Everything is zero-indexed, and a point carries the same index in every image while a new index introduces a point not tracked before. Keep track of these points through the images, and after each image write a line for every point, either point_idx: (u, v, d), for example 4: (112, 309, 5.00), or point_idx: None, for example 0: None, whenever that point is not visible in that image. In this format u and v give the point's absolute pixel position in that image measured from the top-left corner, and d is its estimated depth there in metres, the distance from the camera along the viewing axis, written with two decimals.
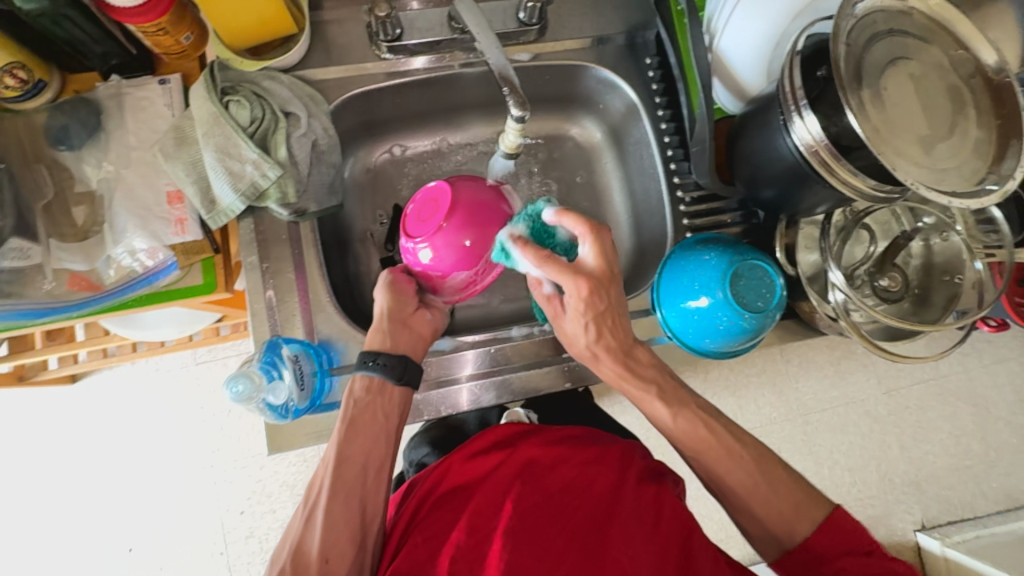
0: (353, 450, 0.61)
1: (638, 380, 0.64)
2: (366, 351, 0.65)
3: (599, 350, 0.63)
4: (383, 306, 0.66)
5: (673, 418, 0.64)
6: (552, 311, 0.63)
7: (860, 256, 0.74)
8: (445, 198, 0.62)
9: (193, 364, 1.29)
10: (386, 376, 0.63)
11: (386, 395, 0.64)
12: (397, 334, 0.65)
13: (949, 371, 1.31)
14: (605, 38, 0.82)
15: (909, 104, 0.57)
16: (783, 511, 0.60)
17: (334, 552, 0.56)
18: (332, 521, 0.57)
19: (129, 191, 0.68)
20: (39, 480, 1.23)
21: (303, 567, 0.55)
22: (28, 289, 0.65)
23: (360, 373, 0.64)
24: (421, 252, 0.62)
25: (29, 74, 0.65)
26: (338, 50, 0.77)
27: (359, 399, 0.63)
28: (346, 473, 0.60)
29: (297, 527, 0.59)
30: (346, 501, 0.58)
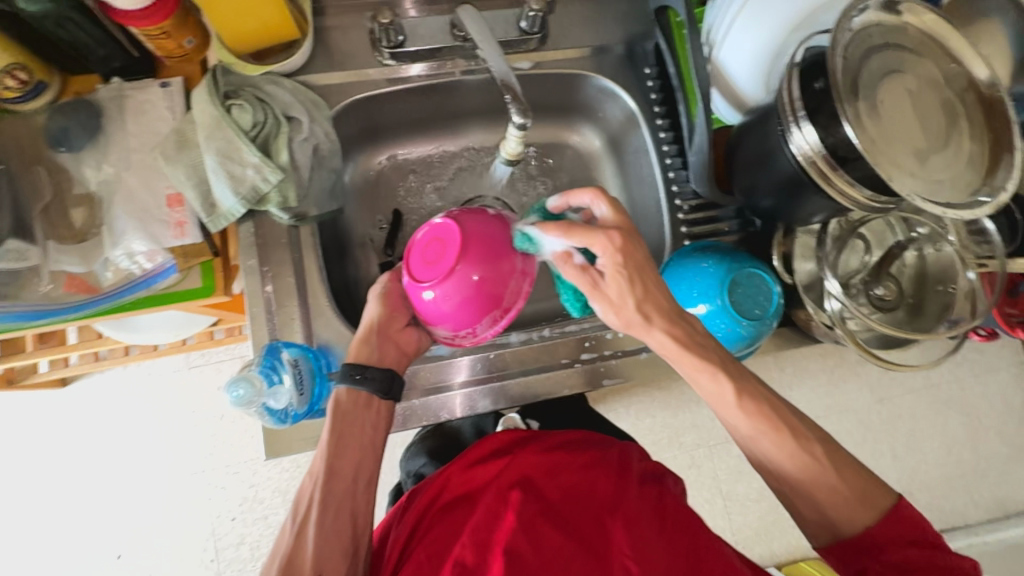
0: (342, 463, 0.61)
1: (699, 359, 0.60)
2: (353, 363, 0.63)
3: (651, 313, 0.59)
4: (371, 317, 0.65)
5: (738, 400, 0.60)
6: (589, 283, 0.58)
7: (856, 265, 0.74)
8: (451, 237, 0.58)
9: (187, 368, 1.27)
10: (375, 391, 0.63)
11: (374, 410, 0.64)
12: (383, 349, 0.65)
13: (941, 381, 1.32)
14: (604, 48, 0.83)
15: (904, 116, 0.58)
16: (848, 498, 0.57)
17: (327, 564, 0.55)
18: (324, 535, 0.56)
19: (129, 194, 0.68)
20: (26, 487, 1.21)
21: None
22: (24, 291, 0.65)
23: (344, 385, 0.62)
24: (430, 298, 0.58)
25: (29, 75, 0.65)
26: (340, 56, 0.77)
27: (344, 410, 0.62)
28: (337, 484, 0.60)
29: (287, 540, 0.57)
30: (338, 514, 0.58)
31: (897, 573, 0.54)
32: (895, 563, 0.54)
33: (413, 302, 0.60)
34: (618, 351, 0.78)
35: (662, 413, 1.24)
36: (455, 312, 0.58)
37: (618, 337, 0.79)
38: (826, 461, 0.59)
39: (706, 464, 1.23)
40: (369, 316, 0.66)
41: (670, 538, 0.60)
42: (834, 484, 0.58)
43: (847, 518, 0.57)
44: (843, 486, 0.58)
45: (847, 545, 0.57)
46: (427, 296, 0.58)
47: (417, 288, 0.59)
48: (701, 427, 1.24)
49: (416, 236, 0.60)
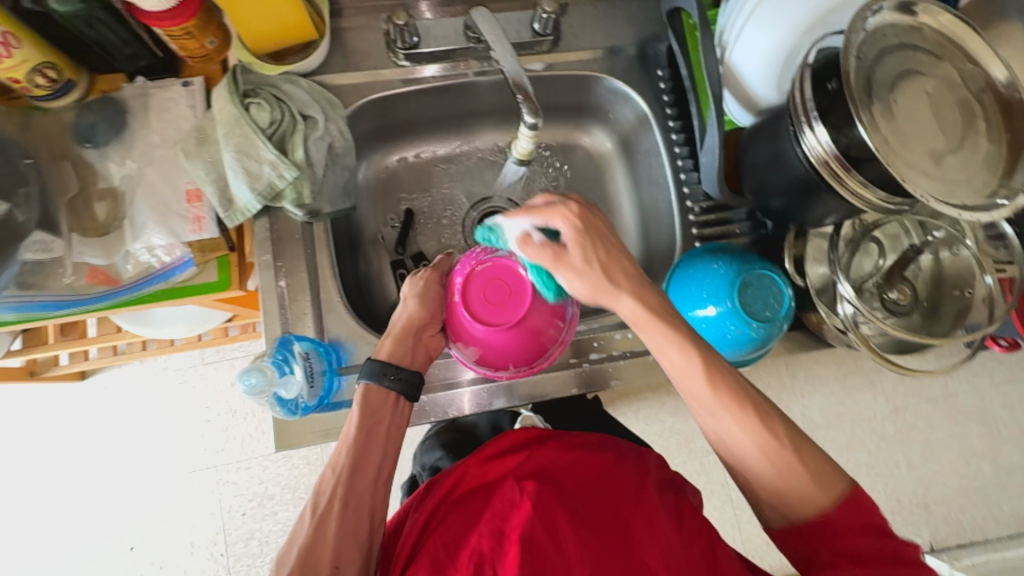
0: (366, 461, 0.63)
1: (670, 335, 0.60)
2: (388, 362, 0.65)
3: (614, 279, 0.61)
4: (409, 317, 0.68)
5: (711, 388, 0.60)
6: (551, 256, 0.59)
7: (868, 269, 0.73)
8: (516, 284, 0.62)
9: (201, 363, 1.30)
10: (400, 393, 0.65)
11: (398, 410, 0.66)
12: (415, 351, 0.68)
13: (959, 391, 1.29)
14: (617, 50, 0.84)
15: (918, 117, 0.58)
16: (804, 483, 0.57)
17: (345, 556, 0.57)
18: (346, 528, 0.58)
19: (150, 189, 0.70)
20: (45, 476, 1.24)
21: (314, 569, 0.55)
22: (49, 280, 0.67)
23: (373, 381, 0.64)
24: (478, 331, 0.62)
25: (59, 73, 0.68)
26: (356, 56, 0.79)
27: (372, 405, 0.64)
28: (359, 482, 0.61)
29: (307, 530, 0.58)
30: (359, 509, 0.60)
31: (850, 558, 0.53)
32: (846, 551, 0.54)
33: (462, 333, 0.64)
34: (627, 352, 0.78)
35: (672, 417, 1.23)
36: (504, 355, 0.63)
37: (627, 338, 0.79)
38: (787, 444, 0.58)
39: (716, 470, 1.22)
40: (404, 314, 0.68)
41: (688, 546, 0.60)
42: (807, 458, 0.58)
43: (806, 495, 0.57)
44: (801, 463, 0.57)
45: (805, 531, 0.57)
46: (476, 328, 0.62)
47: (470, 324, 0.63)
48: None
49: (477, 271, 0.63)
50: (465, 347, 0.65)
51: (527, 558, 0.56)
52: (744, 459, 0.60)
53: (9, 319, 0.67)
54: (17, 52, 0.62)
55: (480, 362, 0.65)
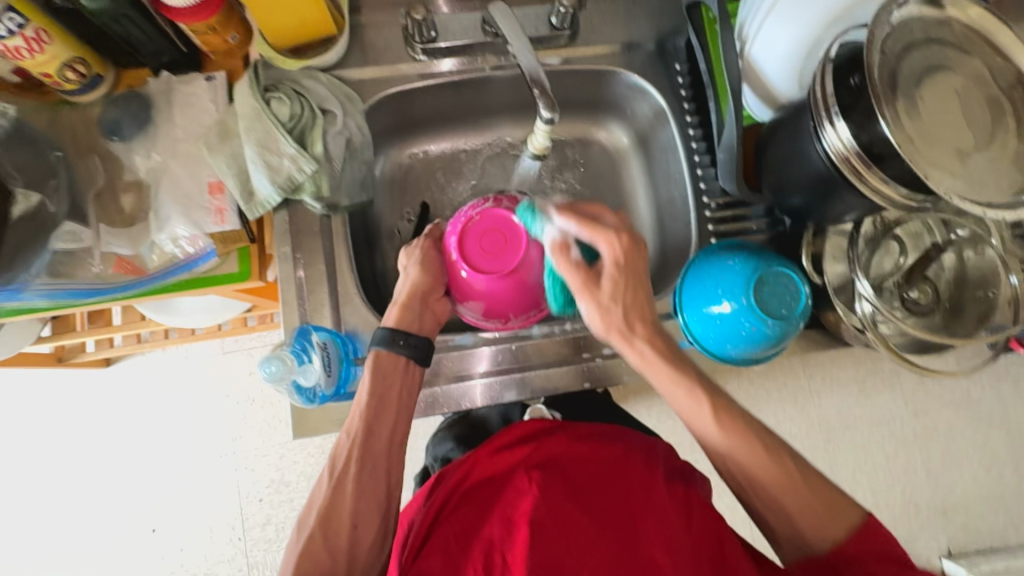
0: (380, 424, 0.64)
1: (676, 372, 0.63)
2: (397, 328, 0.66)
3: (633, 323, 0.63)
4: (413, 284, 0.68)
5: (720, 429, 0.62)
6: (579, 281, 0.61)
7: (889, 268, 0.72)
8: (513, 234, 0.63)
9: (221, 352, 1.33)
10: (411, 357, 0.66)
11: (409, 374, 0.66)
12: (422, 318, 0.68)
13: (982, 395, 1.27)
14: (635, 44, 0.83)
15: (945, 113, 0.56)
16: (818, 512, 0.60)
17: (362, 518, 0.60)
18: (361, 491, 0.60)
19: (174, 181, 0.72)
20: (72, 458, 1.28)
21: (335, 530, 0.58)
22: (78, 270, 0.69)
23: (385, 348, 0.65)
24: (478, 283, 0.64)
25: (88, 68, 0.70)
26: (375, 51, 0.79)
27: (384, 368, 0.65)
28: (374, 445, 0.63)
29: (326, 491, 0.60)
30: (374, 472, 0.62)
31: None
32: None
33: (463, 286, 0.66)
34: None
35: None
36: (506, 302, 0.65)
37: None
38: (798, 476, 0.61)
39: None
40: (408, 282, 0.68)
41: (698, 535, 0.62)
42: (823, 495, 0.61)
43: (824, 525, 0.60)
44: (816, 499, 0.60)
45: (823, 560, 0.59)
46: (475, 281, 0.64)
47: (471, 276, 0.64)
48: None
49: (470, 225, 0.64)
50: (464, 300, 0.67)
51: (537, 546, 0.57)
52: (751, 474, 0.62)
53: (40, 306, 0.69)
54: (48, 48, 0.64)
55: (484, 312, 0.67)
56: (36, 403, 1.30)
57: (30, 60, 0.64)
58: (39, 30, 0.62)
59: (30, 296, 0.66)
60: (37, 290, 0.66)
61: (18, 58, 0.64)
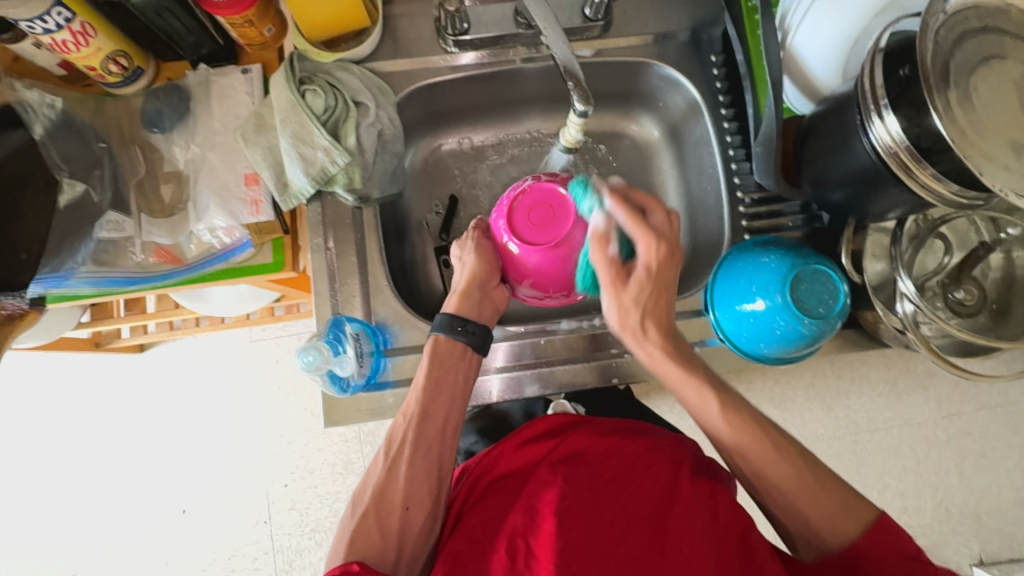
0: (434, 408, 0.65)
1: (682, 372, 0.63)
2: (455, 315, 0.67)
3: (649, 329, 0.62)
4: (471, 274, 0.68)
5: (723, 414, 0.62)
6: (613, 279, 0.60)
7: (932, 267, 0.69)
8: (560, 205, 0.62)
9: (250, 340, 1.36)
10: (469, 345, 0.67)
11: (466, 360, 0.67)
12: (482, 306, 0.69)
13: (1020, 399, 1.22)
14: (668, 35, 0.81)
15: (1003, 104, 0.54)
16: (831, 512, 0.59)
17: (414, 501, 0.61)
18: (414, 473, 0.62)
19: (212, 173, 0.73)
20: (109, 440, 1.33)
21: (388, 510, 0.60)
22: (121, 259, 0.71)
23: (445, 334, 0.67)
24: (533, 259, 0.62)
25: (130, 61, 0.71)
26: (406, 43, 0.79)
27: (441, 354, 0.66)
28: (428, 428, 0.64)
29: (380, 472, 0.63)
30: (427, 455, 0.63)
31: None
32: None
33: (512, 263, 0.64)
34: None
35: None
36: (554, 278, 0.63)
37: None
38: (806, 472, 0.61)
39: None
40: (465, 272, 0.68)
41: (724, 529, 0.60)
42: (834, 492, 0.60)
43: (839, 523, 0.59)
44: (830, 499, 0.60)
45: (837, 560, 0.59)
46: (530, 257, 0.62)
47: (519, 251, 0.62)
48: None
49: (514, 205, 0.63)
50: (520, 280, 0.65)
51: (561, 533, 0.57)
52: (751, 461, 0.62)
53: (85, 293, 0.71)
54: (93, 41, 0.66)
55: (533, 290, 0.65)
56: (75, 386, 1.35)
57: (77, 53, 0.66)
58: (85, 24, 0.63)
59: (75, 284, 0.68)
60: (81, 278, 0.68)
61: (65, 51, 0.65)
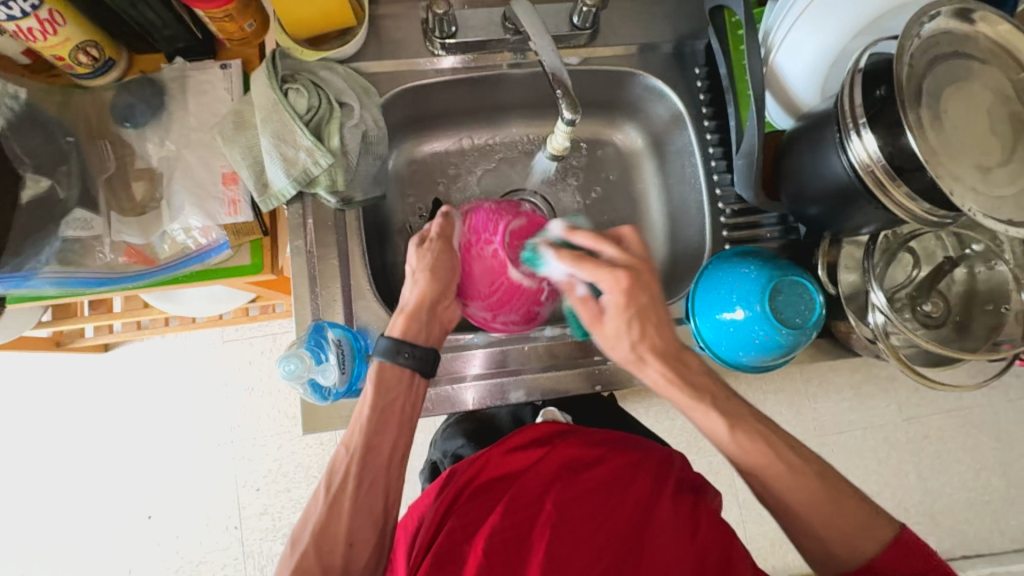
0: (380, 438, 0.63)
1: (689, 385, 0.63)
2: (402, 340, 0.64)
3: (644, 353, 0.63)
4: (423, 294, 0.65)
5: (732, 434, 0.61)
6: (591, 315, 0.62)
7: (901, 279, 0.73)
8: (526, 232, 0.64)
9: (221, 342, 1.32)
10: (415, 369, 0.65)
11: (413, 389, 0.65)
12: (430, 326, 0.66)
13: (974, 403, 1.28)
14: (653, 46, 0.82)
15: (970, 126, 0.56)
16: (845, 533, 0.58)
17: (358, 536, 0.60)
18: (358, 510, 0.60)
19: (188, 171, 0.71)
20: (67, 444, 1.27)
21: (330, 548, 0.59)
22: (87, 259, 0.68)
23: (389, 360, 0.64)
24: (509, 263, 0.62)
25: (100, 52, 0.68)
26: (392, 44, 0.78)
27: (387, 383, 0.64)
28: (374, 457, 0.62)
29: (321, 509, 0.60)
30: (371, 489, 0.61)
31: None
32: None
33: (480, 267, 0.64)
34: None
35: (681, 415, 1.25)
36: (523, 306, 0.64)
37: None
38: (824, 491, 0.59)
39: (721, 470, 1.24)
40: (417, 291, 0.65)
41: (702, 549, 0.60)
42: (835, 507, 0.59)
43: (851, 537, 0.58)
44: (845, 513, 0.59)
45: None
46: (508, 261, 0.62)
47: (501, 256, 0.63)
48: None
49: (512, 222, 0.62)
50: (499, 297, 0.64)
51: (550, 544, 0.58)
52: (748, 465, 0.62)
53: (48, 292, 0.67)
54: (60, 30, 0.63)
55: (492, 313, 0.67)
56: (32, 387, 1.29)
57: (43, 43, 0.63)
58: (53, 12, 0.60)
59: (37, 284, 0.65)
60: (46, 277, 0.65)
61: (30, 39, 0.62)
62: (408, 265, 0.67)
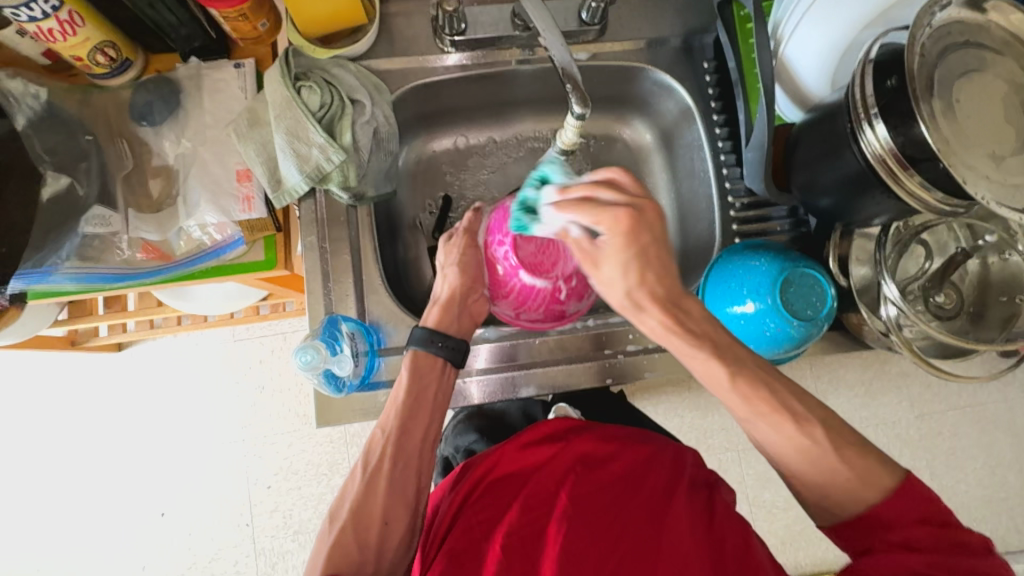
0: (416, 423, 0.64)
1: (688, 331, 0.59)
2: (435, 330, 0.67)
3: (647, 300, 0.59)
4: (452, 288, 0.70)
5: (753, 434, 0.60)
6: (589, 261, 0.58)
7: (913, 271, 0.72)
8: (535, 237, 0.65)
9: (233, 340, 1.33)
10: (448, 358, 0.66)
11: (446, 377, 0.67)
12: (461, 319, 0.70)
13: (987, 400, 1.27)
14: (661, 41, 0.83)
15: (983, 116, 0.56)
16: (847, 482, 0.55)
17: (392, 514, 0.60)
18: (393, 488, 0.61)
19: (203, 168, 0.72)
20: (83, 440, 1.29)
21: (366, 524, 0.59)
22: (106, 255, 0.69)
23: (422, 347, 0.66)
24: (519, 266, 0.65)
25: (118, 52, 0.70)
26: (402, 42, 0.79)
27: (423, 369, 0.65)
28: (407, 441, 0.63)
29: (358, 485, 0.61)
30: (406, 469, 0.62)
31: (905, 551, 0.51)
32: (901, 541, 0.51)
33: (496, 268, 0.67)
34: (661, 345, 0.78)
35: (691, 413, 1.25)
36: (542, 304, 0.67)
37: None
38: (826, 443, 0.56)
39: (731, 467, 1.23)
40: (449, 285, 0.70)
41: (721, 537, 0.60)
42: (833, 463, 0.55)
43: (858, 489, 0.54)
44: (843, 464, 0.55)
45: (852, 524, 0.55)
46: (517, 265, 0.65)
47: (511, 266, 0.66)
48: (730, 430, 1.24)
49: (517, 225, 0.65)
50: (518, 296, 0.67)
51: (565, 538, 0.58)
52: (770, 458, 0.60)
53: (69, 288, 0.68)
54: (80, 31, 0.64)
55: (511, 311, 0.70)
56: (48, 385, 1.31)
57: (63, 43, 0.64)
58: (73, 13, 0.62)
59: (59, 280, 0.66)
60: (66, 274, 0.66)
61: (51, 40, 0.64)
62: (438, 262, 0.72)
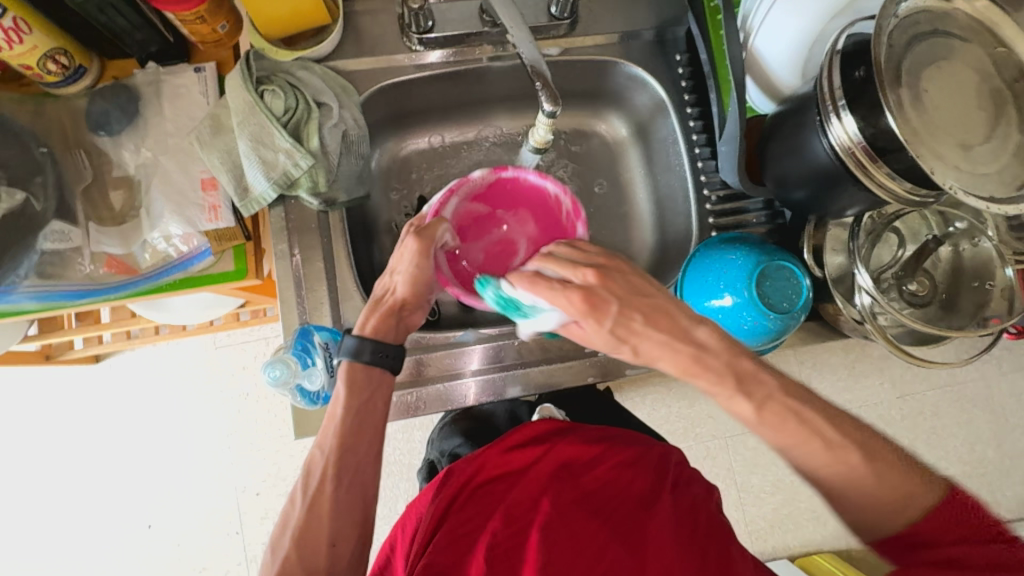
0: (355, 438, 0.59)
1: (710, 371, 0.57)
2: (368, 338, 0.61)
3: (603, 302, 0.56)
4: (399, 296, 0.62)
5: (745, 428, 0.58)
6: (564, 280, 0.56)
7: (887, 260, 0.72)
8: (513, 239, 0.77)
9: (213, 347, 1.31)
10: (387, 368, 0.61)
11: (382, 387, 0.62)
12: (401, 330, 0.63)
13: (966, 378, 1.29)
14: (634, 34, 0.82)
15: (950, 106, 0.56)
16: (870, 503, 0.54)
17: (341, 535, 0.57)
18: (337, 513, 0.57)
19: (165, 178, 0.70)
20: (60, 456, 1.26)
21: (312, 549, 0.56)
22: (68, 271, 0.67)
23: (360, 362, 0.60)
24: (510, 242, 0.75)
25: (70, 59, 0.67)
26: (370, 41, 0.77)
27: (357, 383, 0.60)
28: (349, 457, 0.59)
29: (299, 514, 0.57)
30: (351, 488, 0.58)
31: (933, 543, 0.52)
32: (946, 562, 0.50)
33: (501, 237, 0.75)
34: None
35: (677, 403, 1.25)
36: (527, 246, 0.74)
37: None
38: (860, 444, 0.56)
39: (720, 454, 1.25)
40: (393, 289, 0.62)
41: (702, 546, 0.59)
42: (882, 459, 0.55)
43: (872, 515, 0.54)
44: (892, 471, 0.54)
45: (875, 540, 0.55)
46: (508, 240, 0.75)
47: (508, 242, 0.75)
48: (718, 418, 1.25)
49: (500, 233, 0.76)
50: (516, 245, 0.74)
51: (549, 547, 0.58)
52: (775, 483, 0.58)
53: (29, 307, 0.67)
54: (27, 39, 0.61)
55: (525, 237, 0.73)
56: (21, 402, 1.27)
57: (10, 52, 0.62)
58: (18, 20, 0.59)
59: (19, 298, 0.64)
60: (26, 292, 0.64)
61: None
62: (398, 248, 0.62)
